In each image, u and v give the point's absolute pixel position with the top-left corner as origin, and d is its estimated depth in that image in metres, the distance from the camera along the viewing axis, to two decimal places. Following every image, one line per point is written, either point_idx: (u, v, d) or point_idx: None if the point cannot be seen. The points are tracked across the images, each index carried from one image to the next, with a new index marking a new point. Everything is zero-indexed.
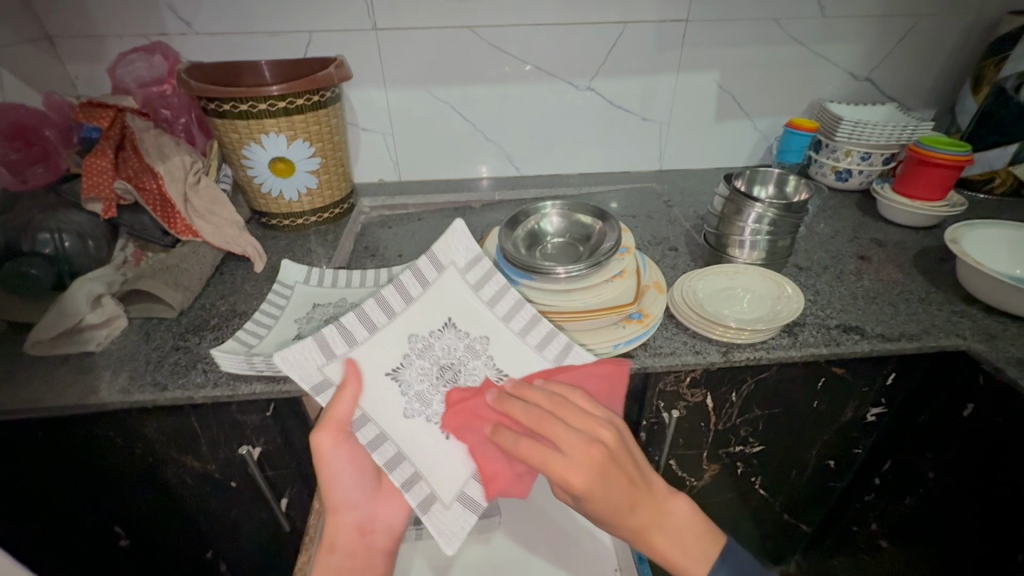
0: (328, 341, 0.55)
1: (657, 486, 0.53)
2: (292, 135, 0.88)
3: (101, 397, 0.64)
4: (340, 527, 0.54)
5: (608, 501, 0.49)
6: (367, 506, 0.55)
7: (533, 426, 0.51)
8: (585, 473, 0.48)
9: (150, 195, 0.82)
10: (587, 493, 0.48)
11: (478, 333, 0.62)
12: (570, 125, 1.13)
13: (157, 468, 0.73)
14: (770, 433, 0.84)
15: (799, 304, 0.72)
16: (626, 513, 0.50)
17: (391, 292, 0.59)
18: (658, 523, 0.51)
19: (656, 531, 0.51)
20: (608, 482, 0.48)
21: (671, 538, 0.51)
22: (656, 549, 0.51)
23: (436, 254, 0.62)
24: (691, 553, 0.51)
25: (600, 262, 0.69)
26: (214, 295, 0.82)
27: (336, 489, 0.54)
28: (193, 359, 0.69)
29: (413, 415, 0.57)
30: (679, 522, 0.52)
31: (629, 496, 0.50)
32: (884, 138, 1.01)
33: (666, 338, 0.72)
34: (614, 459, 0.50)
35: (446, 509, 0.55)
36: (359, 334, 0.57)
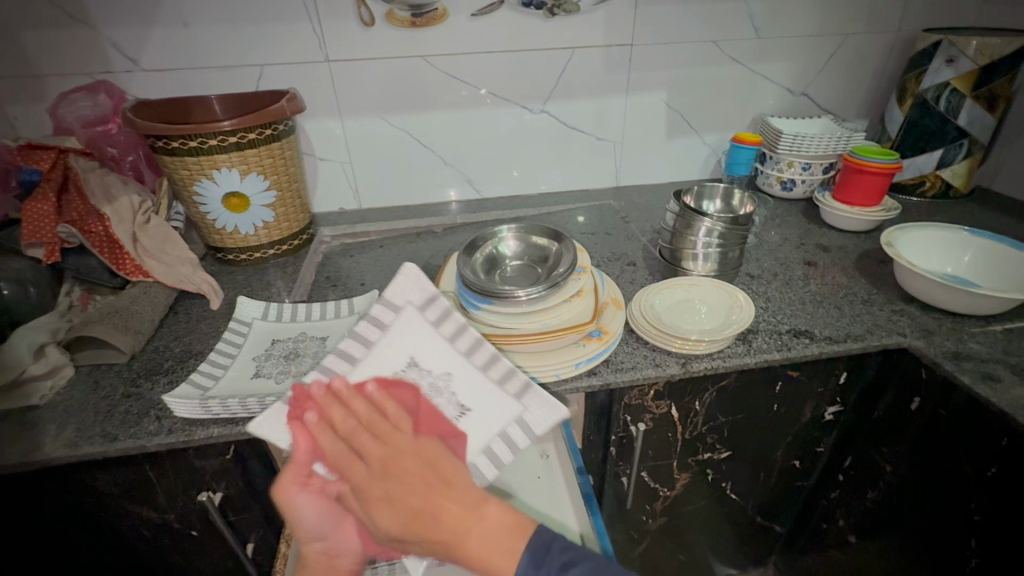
0: (294, 400, 0.58)
1: (468, 491, 0.50)
2: (246, 170, 0.87)
3: (45, 453, 0.61)
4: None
5: (403, 510, 0.48)
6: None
7: (346, 438, 0.51)
8: (404, 539, 0.48)
9: (97, 236, 0.80)
10: (383, 498, 0.49)
11: (440, 371, 0.60)
12: (526, 147, 1.15)
13: (111, 523, 0.69)
14: (736, 438, 0.86)
15: (751, 312, 0.75)
16: (421, 527, 0.48)
17: (349, 343, 0.60)
18: (464, 532, 0.48)
19: (466, 539, 0.47)
20: (405, 484, 0.49)
21: (483, 547, 0.47)
22: (469, 559, 0.47)
23: (390, 298, 0.62)
24: (497, 555, 0.48)
25: (558, 283, 0.70)
26: (168, 337, 0.79)
27: (299, 533, 0.54)
28: (146, 406, 0.67)
29: None
30: (481, 525, 0.48)
31: (422, 505, 0.48)
32: (822, 150, 1.07)
33: (627, 353, 0.73)
34: (416, 467, 0.50)
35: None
36: (322, 386, 0.58)
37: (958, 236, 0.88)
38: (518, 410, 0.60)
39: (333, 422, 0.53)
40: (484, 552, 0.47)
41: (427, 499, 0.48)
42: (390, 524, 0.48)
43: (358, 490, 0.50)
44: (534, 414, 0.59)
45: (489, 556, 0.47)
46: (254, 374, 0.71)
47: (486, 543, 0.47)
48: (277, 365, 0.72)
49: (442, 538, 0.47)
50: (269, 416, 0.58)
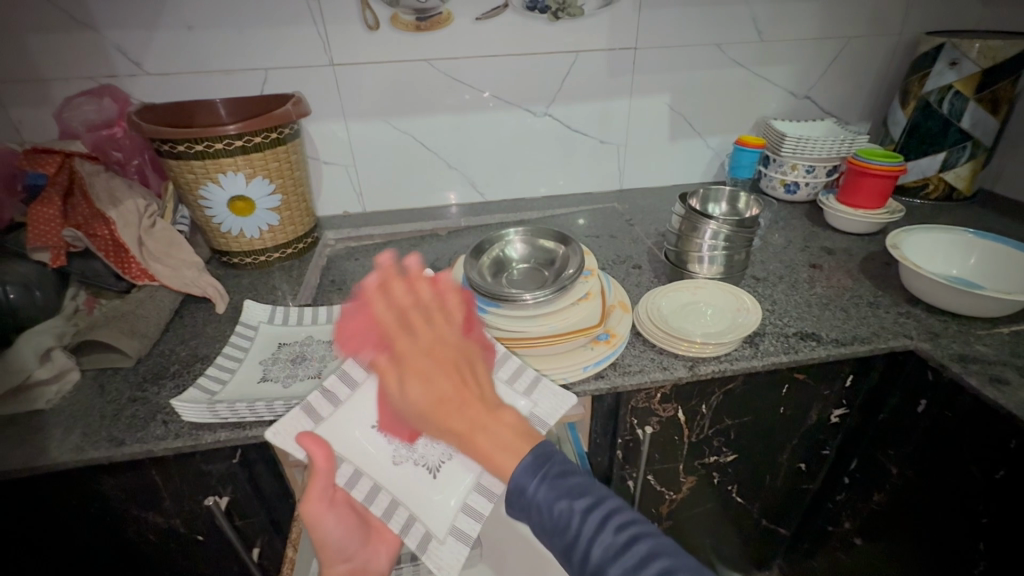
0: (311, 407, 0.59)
1: (491, 394, 0.50)
2: (251, 173, 0.87)
3: (52, 457, 0.61)
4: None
5: (438, 386, 0.46)
6: (359, 555, 0.61)
7: (394, 317, 0.48)
8: (422, 406, 0.46)
9: (102, 240, 0.80)
10: (423, 374, 0.46)
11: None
12: (530, 150, 1.15)
13: (117, 528, 0.69)
14: (742, 441, 0.86)
15: (757, 315, 0.75)
16: (450, 407, 0.46)
17: None
18: (484, 426, 0.47)
19: (482, 433, 0.47)
20: (445, 370, 0.47)
21: (494, 444, 0.48)
22: (478, 451, 0.47)
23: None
24: (508, 452, 0.48)
25: (565, 286, 0.70)
26: (174, 341, 0.79)
27: (328, 547, 0.59)
28: (152, 410, 0.67)
29: (401, 461, 0.59)
30: (492, 423, 0.48)
31: (458, 390, 0.47)
32: (826, 152, 1.07)
33: (634, 356, 0.73)
34: (442, 354, 0.48)
35: (442, 545, 0.56)
36: (343, 391, 0.60)
37: (963, 238, 0.88)
38: (529, 406, 0.61)
39: (382, 300, 0.49)
40: (491, 453, 0.48)
41: (459, 389, 0.47)
42: (417, 389, 0.46)
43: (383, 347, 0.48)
44: (544, 407, 0.61)
45: (501, 458, 0.48)
46: (261, 378, 0.71)
47: (500, 448, 0.48)
48: (284, 368, 0.72)
49: (464, 425, 0.46)
50: (284, 427, 0.57)
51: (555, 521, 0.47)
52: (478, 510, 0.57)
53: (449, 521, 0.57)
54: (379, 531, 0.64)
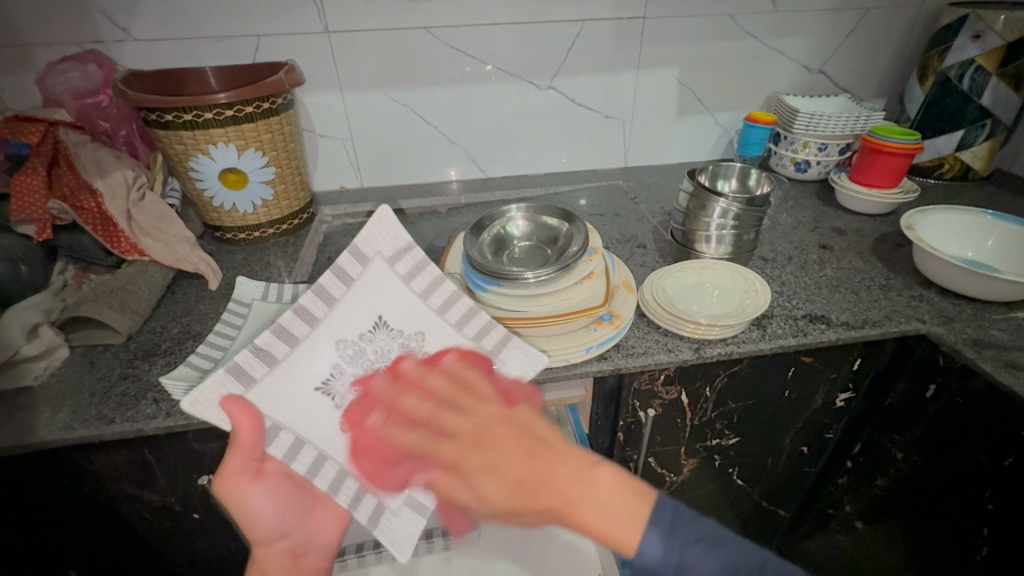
0: (242, 368, 0.52)
1: (576, 452, 0.44)
2: (243, 145, 0.84)
3: (40, 435, 0.59)
4: (270, 554, 0.56)
5: (504, 476, 0.43)
6: (298, 531, 0.58)
7: (424, 416, 0.50)
8: (490, 487, 0.43)
9: (89, 213, 0.77)
10: (483, 466, 0.44)
11: (411, 330, 0.59)
12: (533, 124, 1.11)
13: (111, 506, 0.68)
14: (745, 424, 0.85)
15: (767, 297, 0.72)
16: (528, 486, 0.42)
17: (313, 299, 0.56)
18: (575, 496, 0.41)
19: (576, 505, 0.41)
20: (504, 452, 0.44)
21: (597, 512, 0.41)
22: (582, 526, 0.41)
23: (360, 247, 0.59)
24: (619, 523, 0.40)
25: (568, 265, 0.67)
26: (165, 318, 0.77)
27: (259, 525, 0.55)
28: (143, 388, 0.65)
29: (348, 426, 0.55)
30: (574, 489, 0.41)
31: (531, 466, 0.43)
32: (839, 129, 1.03)
33: (638, 337, 0.71)
34: (479, 432, 0.46)
35: (395, 516, 0.54)
36: (280, 351, 0.54)
37: (980, 220, 0.85)
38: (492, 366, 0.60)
39: (404, 408, 0.53)
40: (600, 523, 0.40)
41: (529, 465, 0.43)
42: (488, 473, 0.44)
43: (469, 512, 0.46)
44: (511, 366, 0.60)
45: (613, 528, 0.40)
46: (254, 357, 0.69)
47: (603, 515, 0.40)
48: None
49: (557, 495, 0.41)
50: (204, 392, 0.50)
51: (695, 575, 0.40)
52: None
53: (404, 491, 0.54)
54: (324, 506, 0.59)
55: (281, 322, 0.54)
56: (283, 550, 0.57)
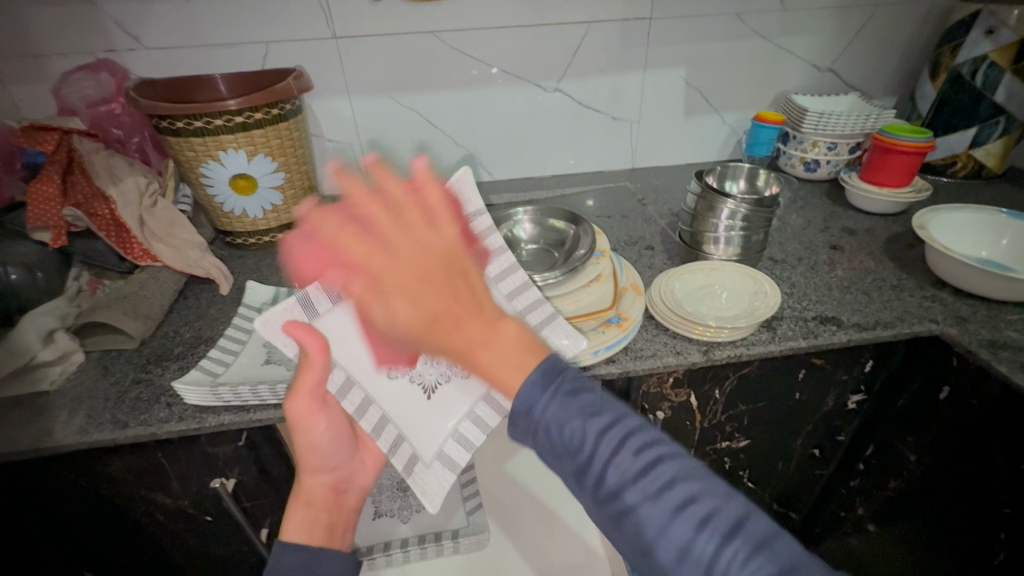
0: (311, 301, 0.54)
1: (485, 305, 0.47)
2: (253, 151, 0.84)
3: (57, 439, 0.60)
4: (316, 486, 0.59)
5: (421, 308, 0.44)
6: (345, 466, 0.61)
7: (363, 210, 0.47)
8: (422, 341, 0.46)
9: (103, 220, 0.79)
10: (404, 292, 0.44)
11: None
12: (540, 126, 1.11)
13: (125, 509, 0.69)
14: (755, 426, 0.84)
15: (776, 298, 0.72)
16: (440, 328, 0.45)
17: None
18: (482, 341, 0.45)
19: (480, 350, 0.45)
20: (429, 288, 0.45)
21: (493, 359, 0.45)
22: (479, 367, 0.45)
23: None
24: (511, 367, 0.45)
25: (575, 268, 0.67)
26: (178, 323, 0.78)
27: (316, 454, 0.58)
28: (156, 393, 0.66)
29: (396, 375, 0.57)
30: (496, 367, 0.45)
31: (449, 311, 0.45)
32: (849, 128, 1.02)
33: (646, 340, 0.70)
34: (411, 291, 0.44)
35: (428, 469, 0.55)
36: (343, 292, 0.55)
37: (993, 219, 0.84)
38: None
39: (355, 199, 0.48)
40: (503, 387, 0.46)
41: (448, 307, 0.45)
42: (418, 329, 0.45)
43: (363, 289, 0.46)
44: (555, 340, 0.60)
45: (503, 374, 0.45)
46: (265, 361, 0.70)
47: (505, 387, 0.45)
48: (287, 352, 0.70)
49: (462, 342, 0.45)
50: (276, 317, 0.53)
51: (567, 444, 0.43)
52: (471, 441, 0.56)
53: (438, 445, 0.56)
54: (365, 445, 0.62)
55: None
56: (326, 485, 0.60)
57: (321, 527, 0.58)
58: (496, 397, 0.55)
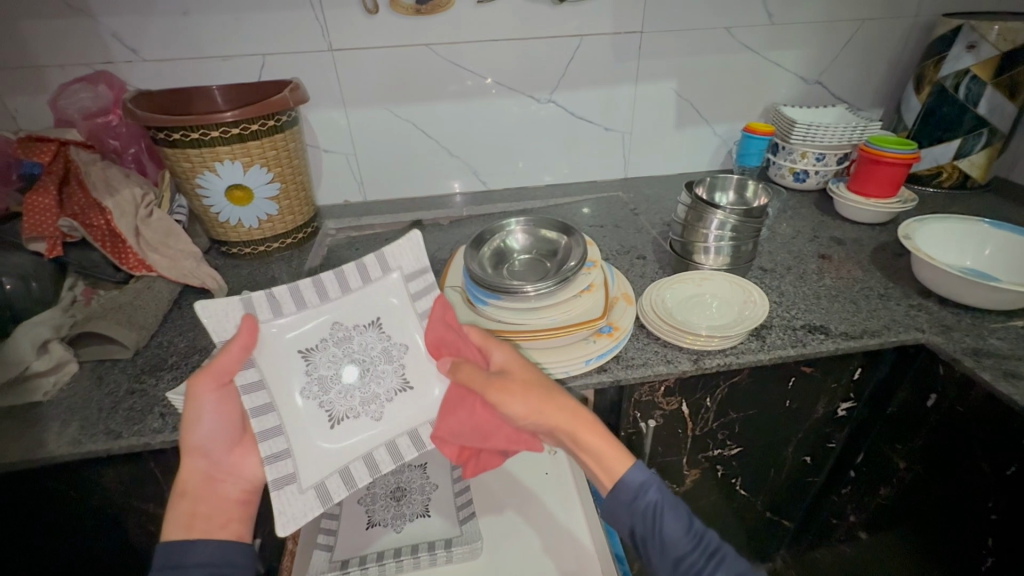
0: (253, 303, 0.56)
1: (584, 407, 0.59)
2: (248, 162, 0.85)
3: (49, 450, 0.60)
4: (190, 469, 0.54)
5: (535, 397, 0.56)
6: (224, 455, 0.56)
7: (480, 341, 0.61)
8: (544, 414, 0.55)
9: (99, 230, 0.79)
10: (515, 381, 0.57)
11: (398, 341, 0.62)
12: (534, 136, 1.13)
13: (119, 519, 0.69)
14: (746, 434, 0.85)
15: (765, 308, 0.73)
16: (558, 414, 0.56)
17: (331, 278, 0.59)
18: (589, 428, 0.56)
19: (590, 434, 0.56)
20: (542, 387, 0.57)
21: (599, 441, 0.56)
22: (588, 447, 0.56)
23: (386, 254, 0.61)
24: (609, 447, 0.56)
25: (567, 278, 0.68)
26: (173, 333, 0.78)
27: (194, 436, 0.54)
28: (149, 403, 0.66)
29: (308, 397, 0.58)
30: (603, 446, 0.56)
31: (561, 404, 0.56)
32: (836, 140, 1.04)
33: (638, 349, 0.71)
34: (534, 384, 0.57)
35: (299, 494, 0.55)
36: (287, 305, 0.57)
37: (977, 229, 0.86)
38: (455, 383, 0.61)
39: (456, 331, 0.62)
40: (597, 464, 0.56)
41: (557, 402, 0.56)
42: (545, 407, 0.56)
43: (496, 378, 0.57)
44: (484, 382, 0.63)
45: (611, 453, 0.56)
46: None
47: (602, 464, 0.56)
48: None
49: (574, 426, 0.56)
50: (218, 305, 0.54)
51: (673, 538, 0.53)
52: (355, 479, 0.57)
53: (321, 476, 0.56)
54: (251, 445, 0.57)
55: (298, 283, 0.58)
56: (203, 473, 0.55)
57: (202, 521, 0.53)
58: (399, 443, 0.59)
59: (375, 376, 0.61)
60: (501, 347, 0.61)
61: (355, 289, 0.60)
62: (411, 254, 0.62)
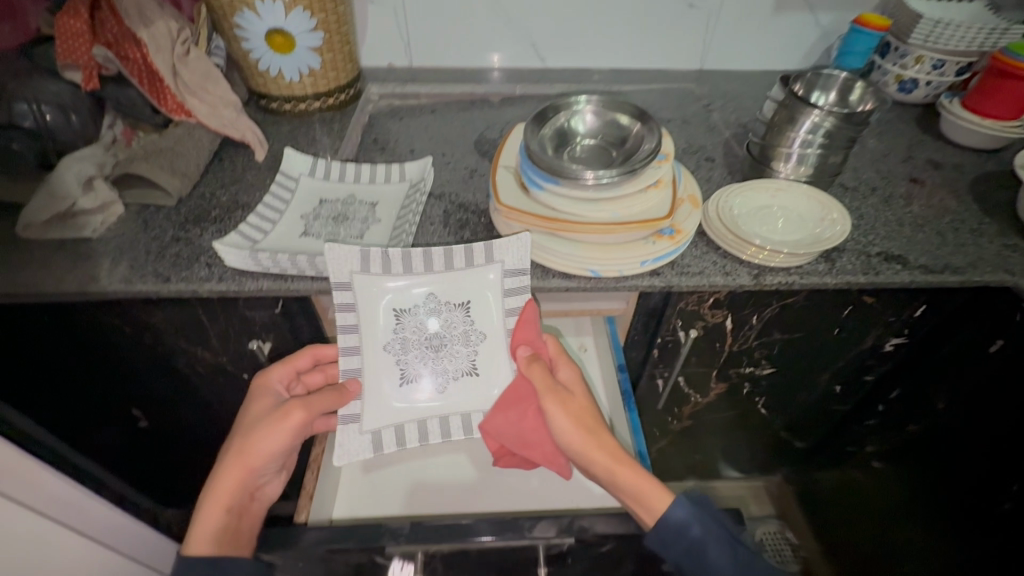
0: (370, 259, 0.61)
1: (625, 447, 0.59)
2: (291, 3, 0.76)
3: (102, 285, 0.62)
4: (230, 487, 0.57)
5: (583, 424, 0.58)
6: (269, 474, 0.61)
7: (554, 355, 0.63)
8: (586, 443, 0.57)
9: (135, 64, 0.74)
10: (570, 404, 0.59)
11: (480, 327, 0.64)
12: (606, 7, 0.98)
13: (170, 358, 0.74)
14: (785, 356, 0.84)
15: (844, 229, 0.66)
16: (599, 447, 0.57)
17: (439, 252, 0.63)
18: (631, 466, 0.56)
19: (632, 473, 0.55)
20: (590, 417, 0.59)
21: (638, 479, 0.55)
22: (623, 485, 0.55)
23: (492, 247, 0.62)
24: (649, 489, 0.54)
25: (634, 170, 0.59)
26: (214, 185, 0.76)
27: (259, 458, 0.58)
28: (195, 251, 0.66)
29: (389, 351, 0.63)
30: (643, 486, 0.55)
31: (602, 436, 0.58)
32: (964, 44, 0.88)
33: (695, 256, 0.67)
34: (589, 412, 0.59)
35: (356, 435, 0.61)
36: (395, 266, 0.62)
37: None
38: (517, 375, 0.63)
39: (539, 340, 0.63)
40: (635, 503, 0.55)
41: (602, 435, 0.58)
42: (591, 438, 0.57)
43: (559, 391, 0.59)
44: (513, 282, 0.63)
45: (652, 493, 0.54)
46: (302, 233, 0.68)
47: (638, 503, 0.54)
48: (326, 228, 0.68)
49: (611, 461, 0.56)
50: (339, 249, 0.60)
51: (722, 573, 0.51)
52: (406, 439, 0.62)
53: (379, 425, 0.62)
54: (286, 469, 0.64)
55: (411, 249, 0.62)
56: (243, 487, 0.58)
57: (230, 535, 0.55)
58: (451, 422, 0.63)
59: (451, 354, 0.64)
60: (570, 367, 0.63)
61: (458, 269, 0.63)
62: (515, 253, 0.62)
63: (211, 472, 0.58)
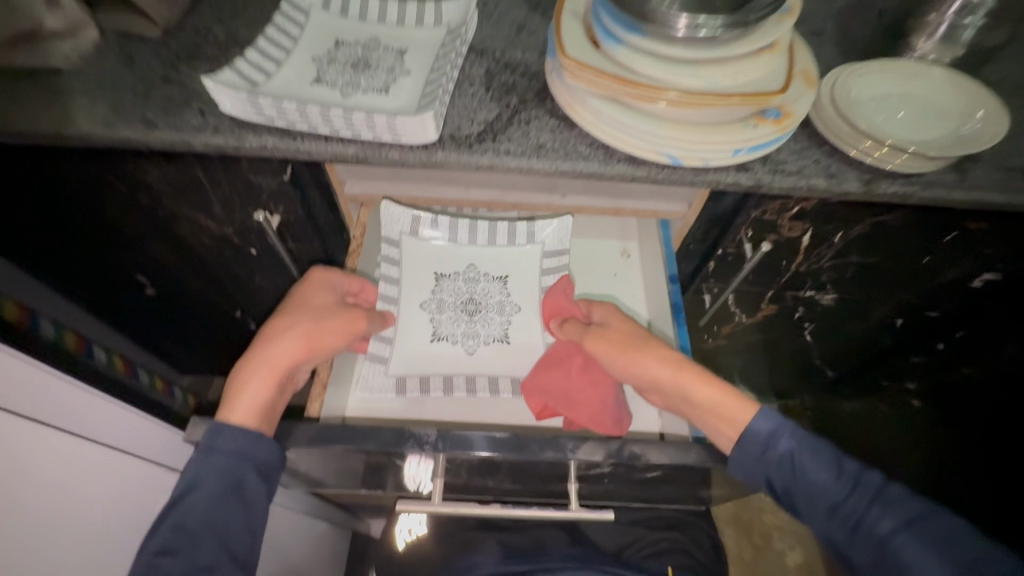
0: (420, 223, 0.71)
1: None
2: None
3: (79, 127, 0.52)
4: (277, 359, 0.55)
5: (643, 345, 0.58)
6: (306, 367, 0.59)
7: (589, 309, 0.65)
8: (651, 363, 0.56)
9: None
10: (622, 334, 0.59)
11: (514, 301, 0.70)
12: None
13: (171, 223, 0.66)
14: (854, 281, 0.73)
15: (997, 132, 0.52)
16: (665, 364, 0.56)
17: (484, 228, 0.72)
18: (701, 375, 0.55)
19: (705, 382, 0.54)
20: (646, 339, 0.59)
21: (712, 387, 0.54)
22: (699, 396, 0.54)
23: (533, 231, 0.72)
24: (725, 396, 0.53)
25: (748, 24, 0.45)
26: (208, 15, 0.62)
27: (312, 341, 0.57)
28: (188, 95, 0.55)
29: (425, 307, 0.69)
30: (717, 397, 0.53)
31: (666, 353, 0.57)
32: None
33: (794, 151, 0.54)
34: (635, 333, 0.59)
35: (381, 375, 0.65)
36: (441, 235, 0.72)
37: None
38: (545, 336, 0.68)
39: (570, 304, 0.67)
40: (711, 414, 0.53)
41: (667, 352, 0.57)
42: (655, 356, 0.56)
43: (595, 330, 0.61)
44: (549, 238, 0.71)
45: (729, 399, 0.53)
46: (315, 80, 0.55)
47: (716, 413, 0.53)
48: (344, 75, 0.56)
49: (683, 375, 0.55)
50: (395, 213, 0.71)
51: (820, 488, 0.49)
52: (429, 386, 0.65)
53: (404, 372, 0.66)
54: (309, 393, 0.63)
55: (459, 223, 0.72)
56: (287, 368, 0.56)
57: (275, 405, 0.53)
58: (477, 378, 0.65)
59: (485, 320, 0.69)
60: (603, 307, 0.64)
61: (499, 246, 0.72)
62: (554, 235, 0.71)
63: (254, 347, 0.56)
